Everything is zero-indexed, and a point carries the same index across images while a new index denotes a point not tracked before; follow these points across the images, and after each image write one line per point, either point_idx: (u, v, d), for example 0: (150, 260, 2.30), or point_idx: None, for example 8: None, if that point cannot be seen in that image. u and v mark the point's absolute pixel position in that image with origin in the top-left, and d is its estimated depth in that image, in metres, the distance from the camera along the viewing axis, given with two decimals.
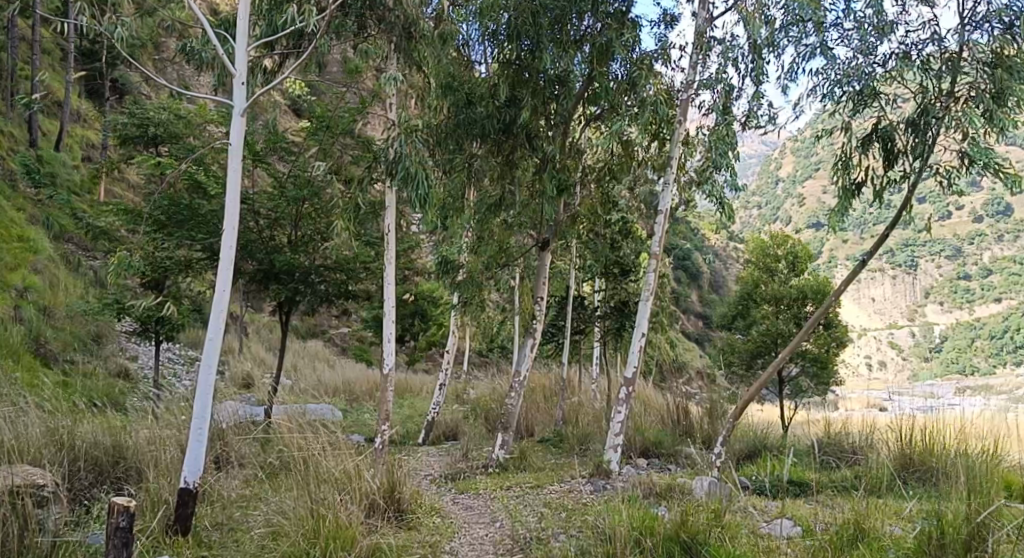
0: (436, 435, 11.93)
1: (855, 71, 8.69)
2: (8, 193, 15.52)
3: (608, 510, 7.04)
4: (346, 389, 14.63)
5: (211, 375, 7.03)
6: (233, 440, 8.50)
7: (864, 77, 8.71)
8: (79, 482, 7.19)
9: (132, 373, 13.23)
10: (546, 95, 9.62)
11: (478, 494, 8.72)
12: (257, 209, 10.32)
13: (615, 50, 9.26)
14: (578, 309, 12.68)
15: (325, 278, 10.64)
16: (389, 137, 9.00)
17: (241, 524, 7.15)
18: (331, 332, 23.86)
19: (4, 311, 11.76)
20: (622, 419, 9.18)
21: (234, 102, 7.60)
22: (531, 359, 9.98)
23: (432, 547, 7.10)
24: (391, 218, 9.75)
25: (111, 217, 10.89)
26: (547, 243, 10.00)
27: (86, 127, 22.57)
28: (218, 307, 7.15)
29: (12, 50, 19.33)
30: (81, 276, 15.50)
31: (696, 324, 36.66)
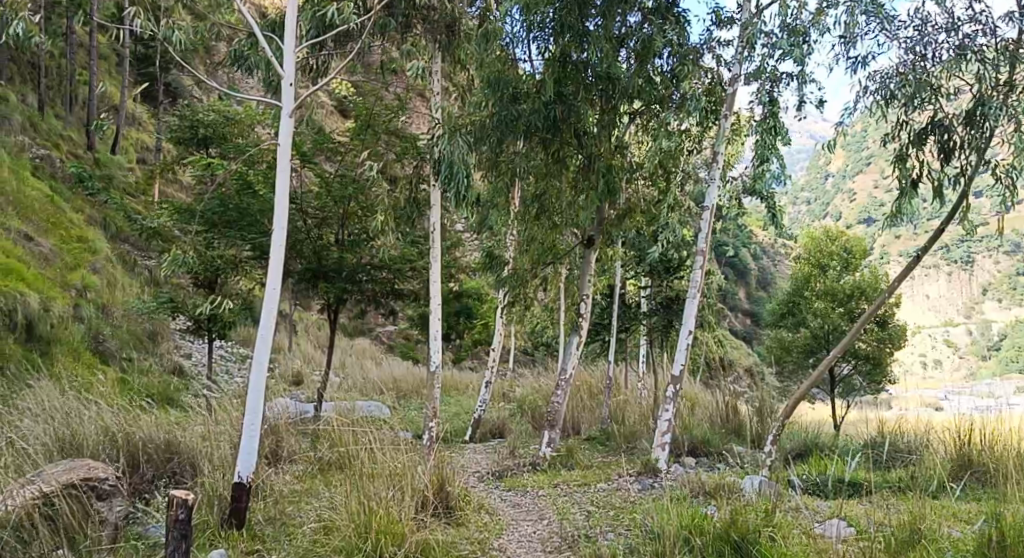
0: (482, 433, 11.97)
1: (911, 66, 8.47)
2: (68, 195, 15.98)
3: (656, 509, 7.05)
4: (394, 387, 14.77)
5: (262, 372, 7.12)
6: (285, 436, 8.66)
7: (921, 70, 8.49)
8: (139, 476, 7.34)
9: (185, 370, 13.50)
10: (591, 93, 9.56)
11: (525, 491, 8.76)
12: (305, 209, 10.46)
13: (659, 44, 9.25)
14: (624, 306, 12.65)
15: (373, 277, 10.76)
16: (434, 136, 9.09)
17: (293, 518, 7.26)
18: (378, 330, 24.15)
19: (64, 310, 12.10)
20: (669, 417, 9.13)
21: (283, 103, 7.73)
22: (577, 357, 9.96)
23: (480, 544, 7.16)
24: (437, 217, 9.81)
25: (166, 218, 11.15)
26: (592, 241, 9.98)
27: (140, 130, 23.11)
28: (269, 307, 7.25)
29: (70, 56, 19.90)
30: (137, 275, 15.88)
31: (744, 321, 36.28)
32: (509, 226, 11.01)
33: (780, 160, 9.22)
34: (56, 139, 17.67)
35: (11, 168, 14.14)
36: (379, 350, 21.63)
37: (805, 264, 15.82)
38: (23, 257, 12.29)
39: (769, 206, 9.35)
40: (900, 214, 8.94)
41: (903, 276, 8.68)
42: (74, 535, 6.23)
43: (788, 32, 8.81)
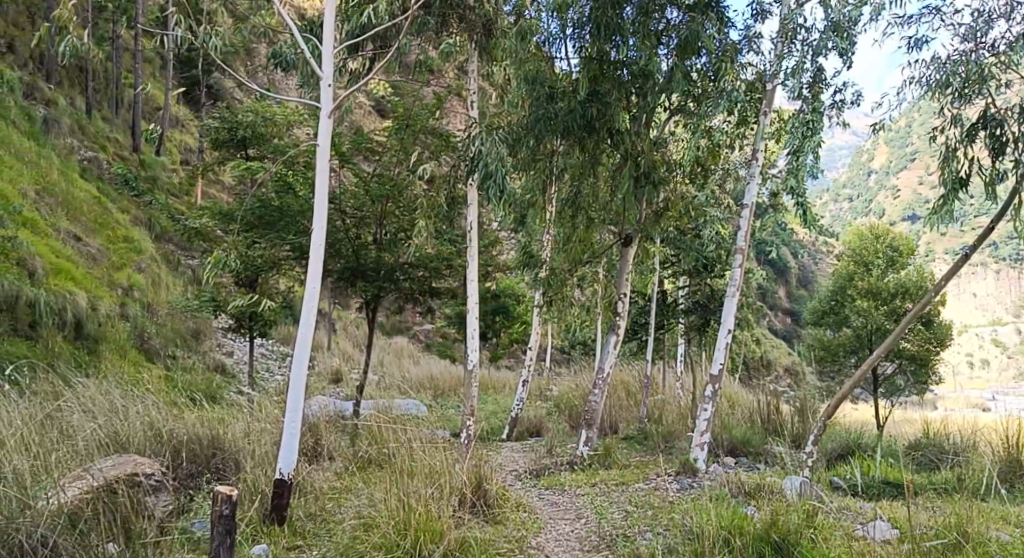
0: (520, 432, 11.98)
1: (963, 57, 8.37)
2: (114, 196, 16.30)
3: (695, 510, 7.02)
4: (431, 385, 14.84)
5: (302, 368, 7.20)
6: (324, 433, 8.75)
7: (975, 61, 8.36)
8: (182, 471, 7.43)
9: (227, 368, 13.70)
10: (628, 90, 9.46)
11: (563, 490, 8.76)
12: (343, 208, 10.53)
13: (699, 41, 9.11)
14: (662, 305, 12.57)
15: (410, 275, 10.82)
16: (471, 135, 9.11)
17: (333, 514, 7.33)
18: (416, 328, 24.27)
19: (111, 308, 12.35)
20: (708, 417, 9.06)
21: (321, 103, 7.81)
22: (615, 356, 9.93)
23: (519, 542, 7.18)
24: (475, 215, 9.84)
25: (207, 218, 11.31)
26: (629, 239, 9.94)
27: (184, 132, 23.48)
28: (309, 307, 7.34)
29: (115, 60, 20.26)
30: (180, 274, 16.13)
31: (784, 320, 35.93)
32: (545, 225, 11.00)
33: (815, 155, 9.04)
34: (103, 141, 18.01)
35: (60, 170, 14.46)
36: (416, 348, 21.75)
37: (849, 263, 16.11)
38: (72, 257, 12.57)
39: (801, 204, 9.18)
40: (947, 212, 8.80)
41: (951, 275, 8.48)
42: (129, 527, 6.26)
43: (830, 28, 8.70)
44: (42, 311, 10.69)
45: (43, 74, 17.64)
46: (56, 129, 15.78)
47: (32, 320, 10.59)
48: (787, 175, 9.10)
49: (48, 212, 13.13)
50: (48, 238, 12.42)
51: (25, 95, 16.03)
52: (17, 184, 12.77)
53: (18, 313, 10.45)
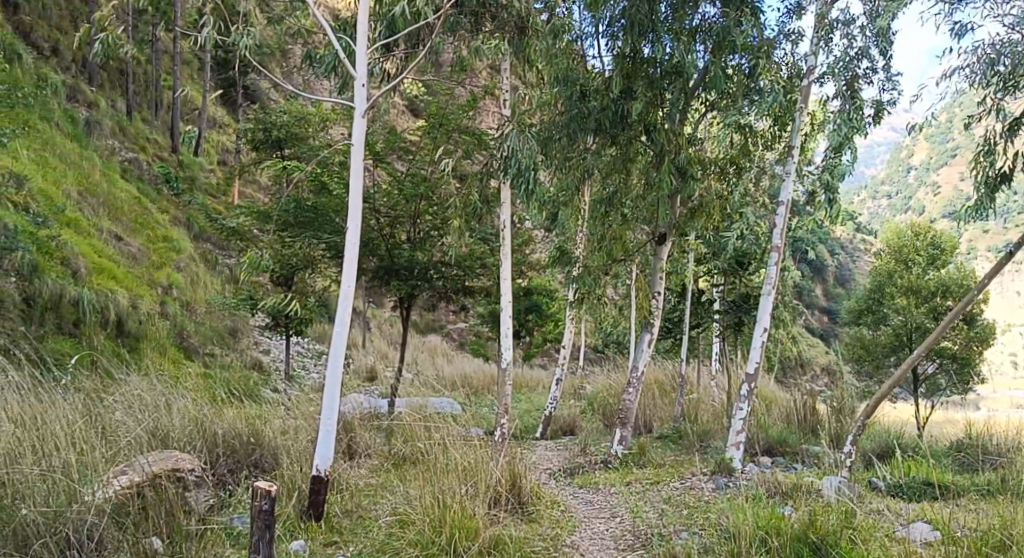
0: (554, 430, 12.01)
1: (1005, 47, 8.24)
2: (154, 196, 16.57)
3: (732, 509, 6.98)
4: (465, 383, 14.90)
5: (338, 366, 7.26)
6: (359, 432, 8.83)
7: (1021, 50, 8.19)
8: (221, 467, 7.57)
9: (265, 365, 13.86)
10: (661, 87, 9.41)
11: (598, 489, 8.74)
12: (377, 208, 10.60)
13: (733, 38, 9.00)
14: (697, 304, 12.50)
15: (444, 274, 10.87)
16: (504, 134, 9.13)
17: (369, 511, 7.39)
18: (450, 326, 24.38)
19: (152, 306, 12.56)
20: (744, 416, 8.99)
21: (356, 104, 7.87)
22: (650, 354, 9.88)
23: (554, 540, 7.19)
24: (508, 214, 9.86)
25: (245, 217, 11.46)
26: (664, 237, 9.89)
27: (222, 133, 23.81)
28: (343, 306, 7.39)
29: (155, 63, 20.60)
30: (219, 273, 16.36)
31: (821, 319, 35.58)
32: (579, 223, 11.00)
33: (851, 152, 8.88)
34: (143, 142, 18.30)
35: (102, 171, 14.74)
36: (450, 347, 21.82)
37: (889, 261, 16.01)
38: (113, 256, 12.81)
39: (827, 198, 8.99)
40: (986, 209, 8.73)
41: (994, 273, 8.33)
42: (172, 521, 6.27)
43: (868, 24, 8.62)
44: (86, 309, 10.89)
45: (85, 77, 17.95)
46: (98, 130, 16.06)
47: (75, 319, 10.79)
48: (823, 173, 8.97)
49: (90, 212, 13.38)
50: (90, 238, 12.65)
51: (68, 97, 16.34)
52: (61, 185, 13.02)
53: (62, 312, 10.65)
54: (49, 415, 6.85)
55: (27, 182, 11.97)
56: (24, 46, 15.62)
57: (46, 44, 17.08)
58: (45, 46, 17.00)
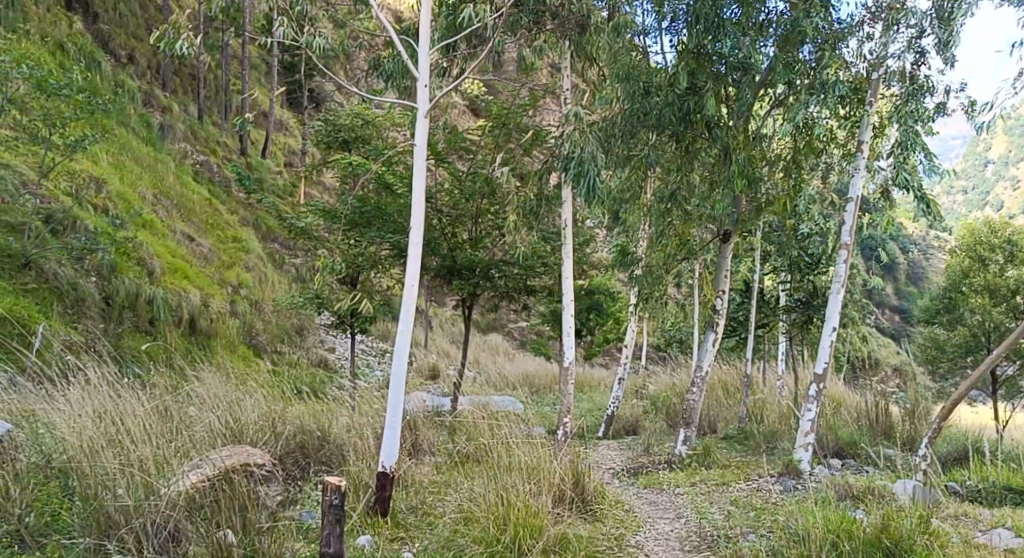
0: (616, 430, 11.96)
1: None
2: (223, 197, 16.97)
3: (801, 511, 6.87)
4: (527, 382, 14.94)
5: (402, 365, 7.33)
6: (423, 430, 8.91)
7: None
8: (291, 463, 7.76)
9: (330, 364, 14.07)
10: (727, 83, 9.27)
11: (662, 490, 8.67)
12: (439, 208, 10.70)
13: (804, 30, 8.74)
14: (762, 302, 12.32)
15: (505, 273, 10.89)
16: (565, 132, 9.14)
17: (433, 508, 7.44)
18: (513, 325, 24.49)
19: (222, 305, 12.86)
20: (813, 417, 8.81)
21: (418, 105, 7.93)
22: (714, 354, 9.76)
23: (618, 540, 7.16)
24: (569, 213, 9.86)
25: (312, 218, 11.68)
26: (728, 235, 9.74)
27: (288, 135, 24.28)
28: (407, 305, 7.46)
29: (225, 67, 21.11)
30: (286, 272, 16.68)
31: (891, 318, 34.80)
32: (642, 221, 10.93)
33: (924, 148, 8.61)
34: (213, 145, 18.77)
35: (174, 174, 15.17)
36: (511, 345, 21.87)
37: (963, 258, 15.62)
38: (185, 257, 13.18)
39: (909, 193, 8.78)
40: None
41: None
42: (245, 513, 6.23)
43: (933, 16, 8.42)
44: (160, 308, 11.21)
45: (159, 83, 18.46)
46: (171, 135, 16.50)
47: (150, 317, 11.12)
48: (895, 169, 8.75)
49: (163, 214, 13.79)
50: (163, 239, 13.04)
51: (143, 103, 16.84)
52: (136, 188, 13.42)
53: (138, 310, 10.99)
54: (128, 410, 7.07)
55: (105, 186, 12.38)
56: (102, 53, 16.13)
57: (123, 51, 17.61)
58: (122, 53, 17.54)
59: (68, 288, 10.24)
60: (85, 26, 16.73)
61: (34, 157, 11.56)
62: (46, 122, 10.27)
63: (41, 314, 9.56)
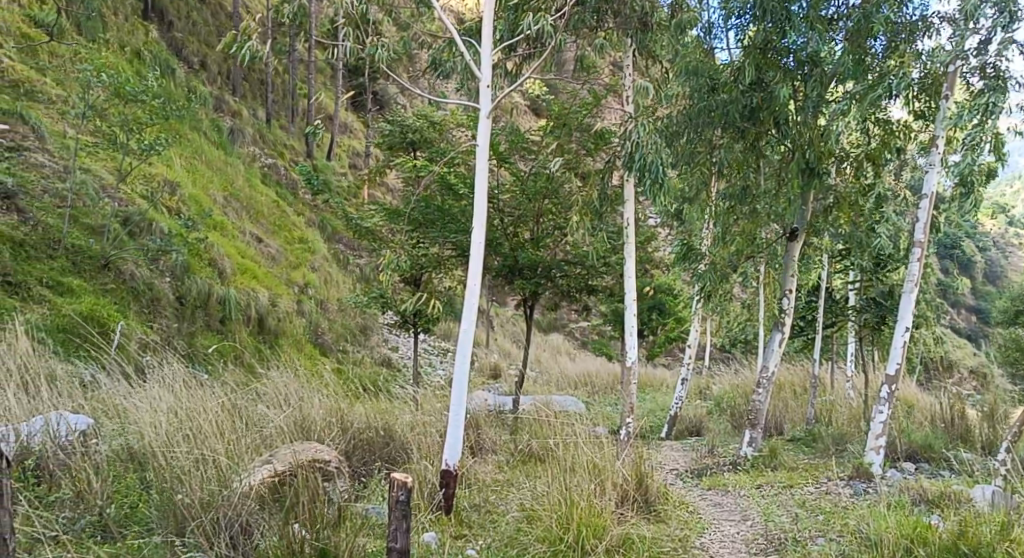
0: (680, 431, 11.87)
1: None
2: (290, 199, 17.30)
3: (872, 515, 6.71)
4: (589, 382, 14.90)
5: (465, 365, 7.37)
6: (486, 429, 8.96)
7: None
8: (357, 460, 7.84)
9: (394, 363, 14.22)
10: (796, 79, 9.08)
11: (727, 491, 8.57)
12: (501, 207, 10.74)
13: (875, 24, 8.58)
14: (830, 302, 12.09)
15: (567, 273, 10.89)
16: (627, 130, 9.11)
17: (497, 506, 7.47)
18: (573, 326, 24.48)
19: (290, 305, 13.12)
20: (884, 419, 8.61)
21: (480, 105, 7.96)
22: (781, 354, 9.58)
23: (683, 541, 7.10)
24: (632, 212, 9.79)
25: (377, 219, 11.84)
26: (795, 233, 9.54)
27: (352, 137, 24.68)
28: (470, 304, 7.50)
29: (292, 72, 21.54)
30: (350, 272, 16.93)
31: (966, 319, 33.84)
32: (705, 220, 10.82)
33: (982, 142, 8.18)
34: (281, 148, 19.17)
35: (244, 176, 15.54)
36: (573, 345, 21.84)
37: None
38: (255, 258, 13.47)
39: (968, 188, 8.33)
40: None
41: None
42: (313, 508, 6.29)
43: (999, 2, 8.07)
44: (231, 307, 11.46)
45: (229, 88, 18.92)
46: (240, 139, 16.88)
47: (222, 316, 11.38)
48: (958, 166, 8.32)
49: (233, 216, 14.13)
50: (234, 240, 13.36)
51: (215, 108, 17.29)
52: (208, 191, 13.78)
53: (211, 309, 11.26)
54: (200, 408, 7.25)
55: (179, 189, 12.75)
56: (176, 60, 16.61)
57: (195, 58, 18.09)
58: (195, 60, 18.03)
59: (144, 288, 10.56)
60: (160, 34, 17.25)
61: (111, 161, 11.96)
62: (124, 128, 10.63)
63: (119, 313, 9.87)
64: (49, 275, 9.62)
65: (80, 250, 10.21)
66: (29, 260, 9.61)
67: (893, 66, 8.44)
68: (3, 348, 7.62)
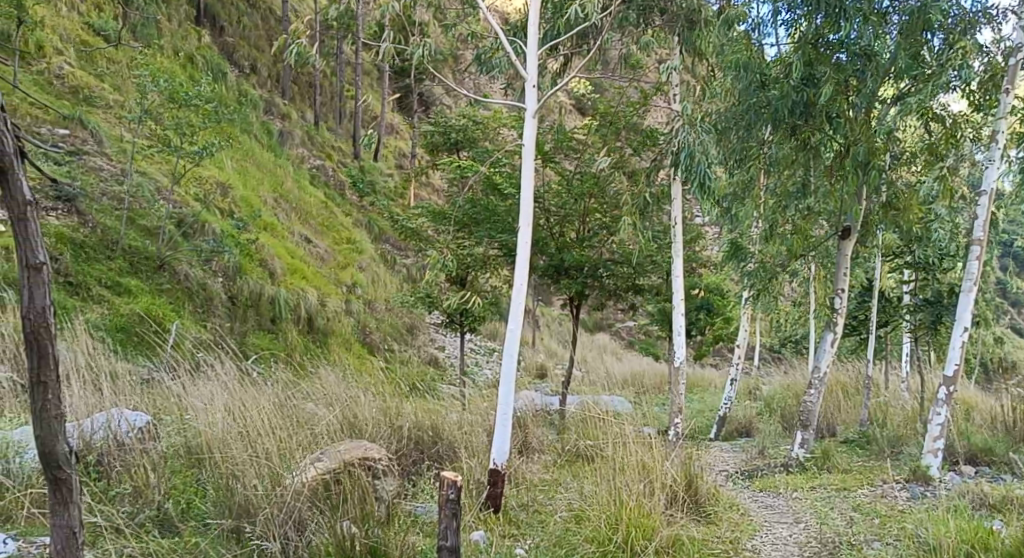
0: (729, 432, 11.75)
1: None
2: (338, 199, 17.47)
3: (931, 519, 6.56)
4: (635, 382, 14.81)
5: (512, 365, 7.35)
6: (532, 428, 8.96)
7: None
8: (406, 458, 7.87)
9: (441, 362, 14.27)
10: (850, 74, 8.86)
11: (779, 493, 8.44)
12: (547, 207, 10.70)
13: (931, 17, 8.37)
14: (883, 302, 11.87)
15: (613, 273, 10.73)
16: (675, 128, 9.05)
17: (544, 506, 7.43)
18: (619, 326, 24.35)
19: (339, 304, 13.24)
20: (942, 421, 8.40)
21: (527, 105, 7.92)
22: (833, 354, 9.40)
23: (733, 544, 6.99)
24: (680, 210, 9.71)
25: (423, 220, 11.90)
26: (848, 230, 9.39)
27: (398, 138, 24.87)
28: (516, 303, 7.48)
29: (340, 74, 21.79)
30: (397, 272, 17.04)
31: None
32: (754, 218, 10.70)
33: None
34: (329, 149, 19.40)
35: (293, 178, 15.75)
36: (619, 345, 21.70)
37: None
38: (304, 258, 13.64)
39: None
40: None
41: None
42: (363, 507, 6.30)
43: None
44: (282, 307, 11.61)
45: (279, 91, 19.18)
46: (290, 141, 17.12)
47: (273, 315, 11.52)
48: None
49: (283, 217, 14.31)
50: (284, 241, 13.54)
51: (265, 111, 17.56)
52: (258, 192, 13.99)
53: (261, 309, 11.41)
54: (252, 406, 7.34)
55: (230, 191, 12.96)
56: (227, 64, 16.89)
57: (246, 62, 18.38)
58: (245, 64, 18.32)
59: (198, 288, 10.74)
60: (212, 39, 17.57)
61: (165, 164, 12.20)
62: (178, 131, 10.82)
63: (173, 313, 10.03)
64: (107, 276, 9.81)
65: (137, 251, 10.43)
66: (89, 260, 9.82)
67: (951, 59, 8.22)
68: (67, 347, 7.82)
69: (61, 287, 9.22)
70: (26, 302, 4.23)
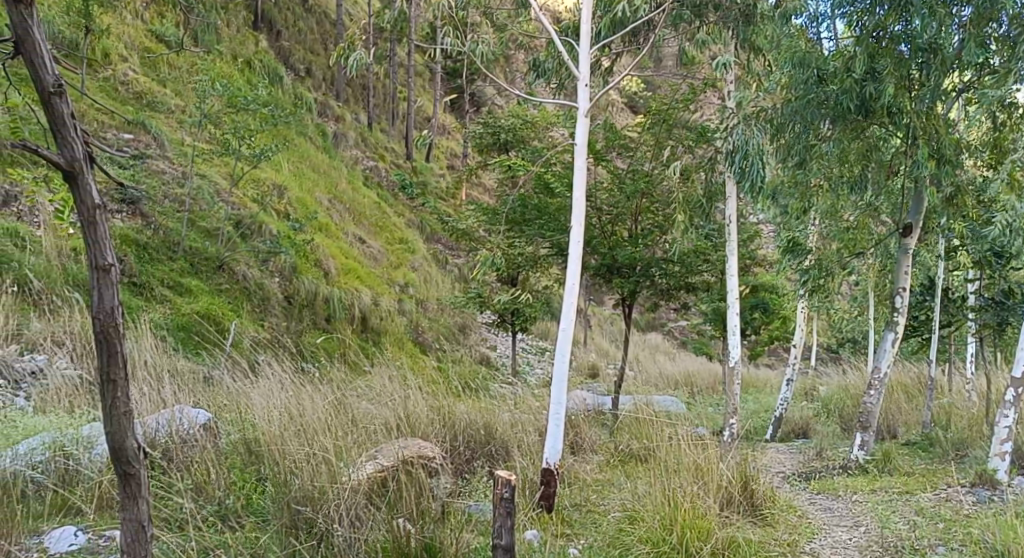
0: (785, 432, 11.58)
1: None
2: (390, 200, 17.63)
3: (999, 525, 6.40)
4: (689, 381, 14.68)
5: (564, 364, 7.33)
6: (586, 428, 8.92)
7: None
8: (460, 456, 7.90)
9: (493, 360, 14.30)
10: (913, 66, 8.58)
11: (838, 496, 8.27)
12: (599, 205, 10.63)
13: (999, 6, 8.10)
14: (946, 301, 11.58)
15: (665, 271, 10.56)
16: (729, 126, 8.96)
17: (598, 506, 7.40)
18: (670, 325, 24.16)
19: (392, 303, 13.36)
20: (1010, 424, 8.07)
21: (579, 103, 7.87)
22: (894, 354, 9.18)
23: (792, 546, 6.88)
24: (734, 209, 9.61)
25: (475, 219, 11.93)
26: (909, 227, 9.17)
27: (449, 138, 25.01)
28: (569, 303, 7.44)
29: (392, 76, 21.99)
30: (448, 272, 17.14)
31: None
32: (810, 215, 10.51)
33: None
34: (382, 150, 19.59)
35: (346, 179, 15.93)
36: (671, 344, 21.55)
37: None
38: (357, 258, 13.78)
39: None
40: None
41: None
42: (416, 504, 6.31)
43: None
44: (336, 307, 11.75)
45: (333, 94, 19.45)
46: (344, 143, 17.33)
47: (327, 314, 11.67)
48: None
49: (337, 218, 14.49)
50: (338, 241, 13.70)
51: (319, 113, 17.80)
52: (314, 193, 14.18)
53: (317, 308, 11.55)
54: (308, 404, 7.43)
55: (286, 192, 13.18)
56: (282, 68, 17.16)
57: (301, 65, 18.64)
58: (300, 67, 18.59)
59: (255, 288, 10.93)
60: (268, 44, 17.86)
61: (222, 166, 12.44)
62: (236, 134, 11.02)
63: (232, 312, 10.22)
64: (169, 277, 10.05)
65: (197, 252, 10.66)
66: (152, 262, 10.06)
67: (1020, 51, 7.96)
68: (133, 346, 8.03)
69: (127, 287, 9.45)
70: (96, 302, 4.33)
